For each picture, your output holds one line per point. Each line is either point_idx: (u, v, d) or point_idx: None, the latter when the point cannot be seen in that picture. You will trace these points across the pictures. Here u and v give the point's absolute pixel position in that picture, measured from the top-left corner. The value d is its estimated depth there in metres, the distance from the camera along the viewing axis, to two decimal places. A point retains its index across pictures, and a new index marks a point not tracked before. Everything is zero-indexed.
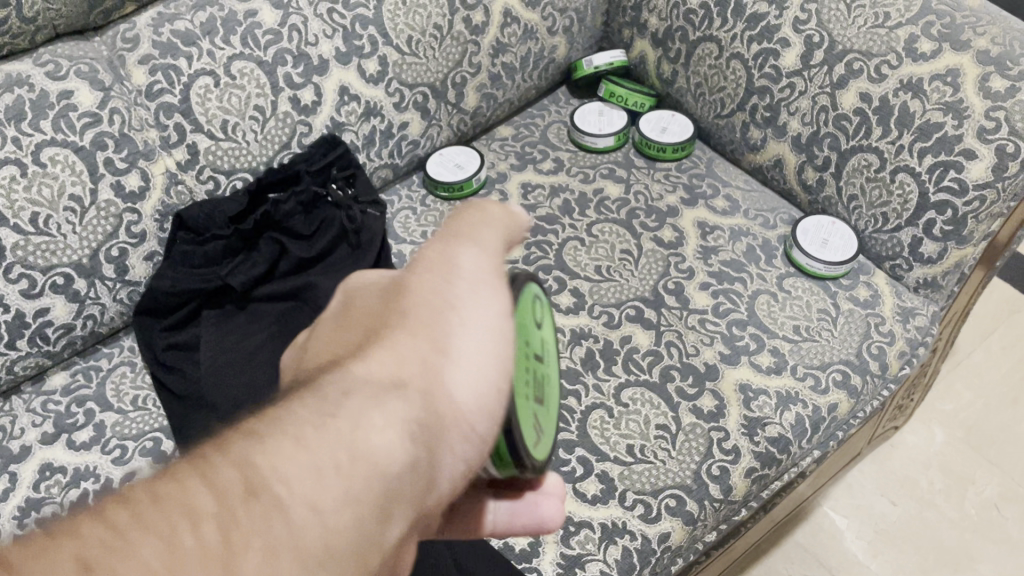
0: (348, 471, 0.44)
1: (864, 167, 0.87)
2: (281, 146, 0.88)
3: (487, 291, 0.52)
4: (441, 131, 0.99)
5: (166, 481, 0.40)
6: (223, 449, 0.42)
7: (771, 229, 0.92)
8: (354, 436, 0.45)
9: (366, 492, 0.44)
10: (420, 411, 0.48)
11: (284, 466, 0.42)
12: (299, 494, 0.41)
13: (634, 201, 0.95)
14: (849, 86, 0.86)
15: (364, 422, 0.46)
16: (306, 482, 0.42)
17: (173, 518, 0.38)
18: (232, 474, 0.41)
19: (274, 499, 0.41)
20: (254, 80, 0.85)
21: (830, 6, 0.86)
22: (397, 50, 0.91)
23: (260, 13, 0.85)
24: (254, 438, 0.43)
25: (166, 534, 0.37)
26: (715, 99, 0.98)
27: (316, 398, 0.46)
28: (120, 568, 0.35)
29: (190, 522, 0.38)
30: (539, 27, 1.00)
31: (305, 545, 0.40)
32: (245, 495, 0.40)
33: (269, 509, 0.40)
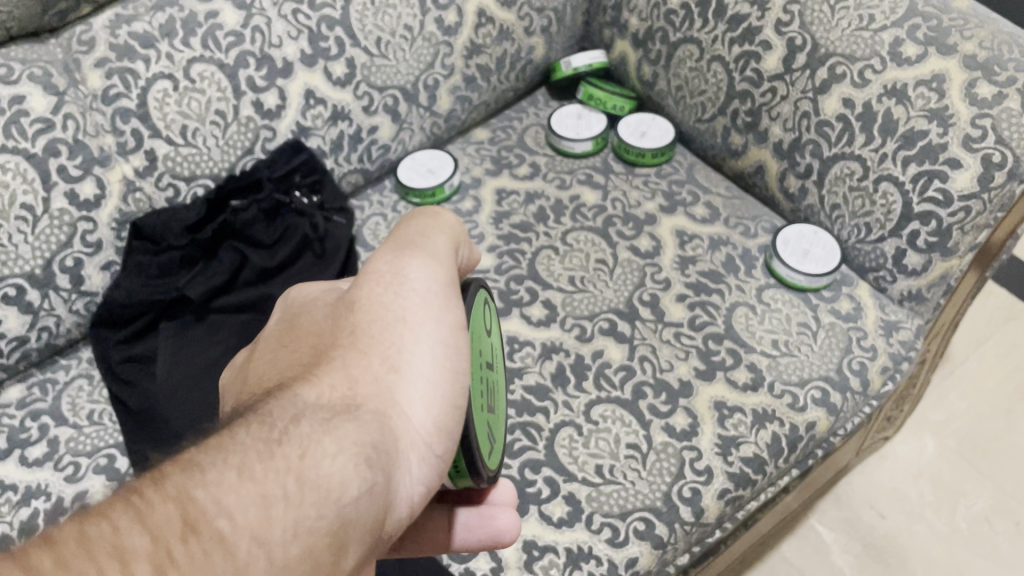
0: (298, 499, 0.41)
1: (847, 176, 0.83)
2: (243, 152, 0.85)
3: (437, 309, 0.54)
4: (413, 135, 0.96)
5: (94, 520, 0.36)
6: (158, 485, 0.39)
7: (752, 238, 0.89)
8: (304, 461, 0.43)
9: (320, 519, 0.42)
10: (373, 431, 0.48)
11: (228, 497, 0.39)
12: (246, 526, 0.39)
13: (611, 209, 0.92)
14: (832, 91, 0.83)
15: (314, 447, 0.44)
16: (253, 510, 0.40)
17: (104, 558, 0.34)
18: (170, 507, 0.38)
19: (218, 534, 0.38)
20: (214, 83, 0.82)
21: (813, 8, 0.83)
22: (365, 51, 0.88)
23: (221, 13, 0.82)
24: (195, 469, 0.40)
25: (95, 574, 0.34)
26: (696, 103, 0.95)
27: (262, 423, 0.44)
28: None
29: (123, 561, 0.35)
30: (515, 27, 0.97)
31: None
32: (187, 530, 0.37)
33: (214, 544, 0.37)
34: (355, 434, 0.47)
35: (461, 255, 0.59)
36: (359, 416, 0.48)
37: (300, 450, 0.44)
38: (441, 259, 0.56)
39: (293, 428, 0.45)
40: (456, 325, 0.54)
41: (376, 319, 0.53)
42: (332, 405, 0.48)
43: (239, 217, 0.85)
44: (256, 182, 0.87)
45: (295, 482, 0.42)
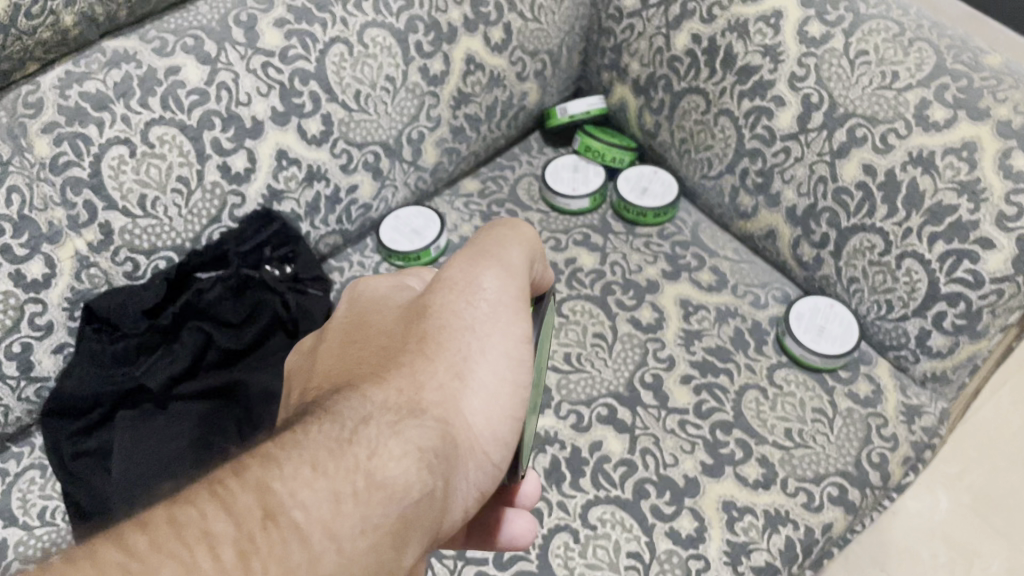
0: (368, 498, 0.43)
1: (866, 249, 0.77)
2: (210, 220, 0.78)
3: (508, 320, 0.53)
4: (396, 192, 0.89)
5: (182, 506, 0.39)
6: (241, 473, 0.41)
7: (762, 308, 0.83)
8: (373, 461, 0.45)
9: (387, 515, 0.44)
10: (439, 436, 0.49)
11: (303, 490, 0.41)
12: (317, 519, 0.41)
13: (609, 273, 0.85)
14: (851, 155, 0.76)
15: (384, 448, 0.46)
16: (324, 505, 0.42)
17: (191, 545, 0.37)
18: (250, 497, 0.40)
19: (293, 528, 0.40)
20: (176, 147, 0.75)
21: (831, 63, 0.76)
22: (343, 106, 0.81)
23: (183, 69, 0.74)
24: (274, 462, 0.42)
25: (185, 558, 0.36)
26: (700, 158, 0.88)
27: (337, 420, 0.46)
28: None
29: (208, 548, 0.37)
30: (506, 72, 0.90)
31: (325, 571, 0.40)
32: (266, 521, 0.39)
33: (288, 533, 0.40)
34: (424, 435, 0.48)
35: (537, 270, 0.58)
36: (425, 420, 0.49)
37: (371, 450, 0.45)
38: (516, 269, 0.55)
39: (363, 428, 0.46)
40: (525, 337, 0.53)
41: (446, 320, 0.53)
42: (400, 405, 0.49)
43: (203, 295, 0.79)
44: (222, 255, 0.80)
45: (366, 480, 0.44)
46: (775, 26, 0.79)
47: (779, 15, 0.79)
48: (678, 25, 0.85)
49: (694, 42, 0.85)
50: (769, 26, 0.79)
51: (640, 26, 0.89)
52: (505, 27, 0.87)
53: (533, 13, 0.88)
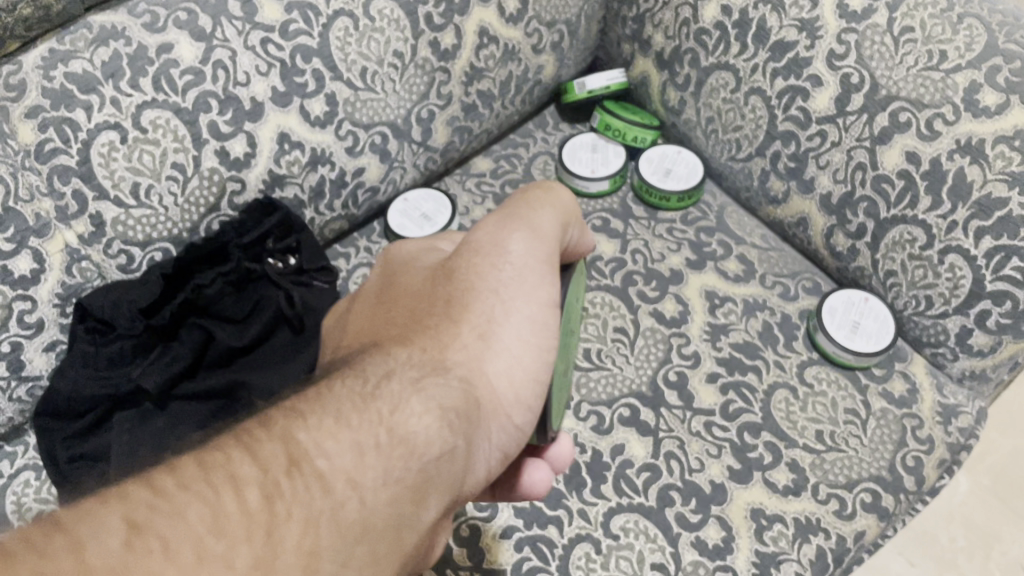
0: (389, 451, 0.45)
1: (906, 242, 0.72)
2: (208, 209, 0.73)
3: (531, 283, 0.54)
4: (405, 174, 0.84)
5: (211, 453, 0.41)
6: (268, 425, 0.43)
7: (792, 301, 0.78)
8: (396, 416, 0.46)
9: (408, 470, 0.45)
10: (459, 397, 0.50)
11: (327, 441, 0.43)
12: (339, 468, 0.42)
13: (631, 262, 0.81)
14: (893, 142, 0.71)
15: (405, 405, 0.47)
16: (348, 457, 0.43)
17: (218, 485, 0.39)
18: (277, 445, 0.42)
19: (316, 475, 0.41)
20: (170, 132, 0.69)
21: (874, 40, 0.71)
22: (349, 85, 0.76)
23: (176, 47, 0.69)
24: (299, 415, 0.44)
25: (211, 497, 0.38)
26: (728, 139, 0.83)
27: (362, 379, 0.48)
28: (168, 529, 0.36)
29: (233, 488, 0.39)
30: (521, 45, 0.84)
31: (345, 519, 0.41)
32: (290, 468, 0.41)
33: (312, 481, 0.41)
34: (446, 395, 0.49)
35: (571, 232, 0.58)
36: (446, 380, 0.50)
37: (394, 405, 0.47)
38: (548, 236, 0.56)
39: (386, 386, 0.48)
40: (547, 300, 0.54)
41: (469, 285, 0.55)
42: (423, 367, 0.50)
43: (203, 291, 0.75)
44: (221, 249, 0.75)
45: (388, 435, 0.45)
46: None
47: None
48: None
49: (724, 14, 0.79)
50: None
51: None
52: None
53: None
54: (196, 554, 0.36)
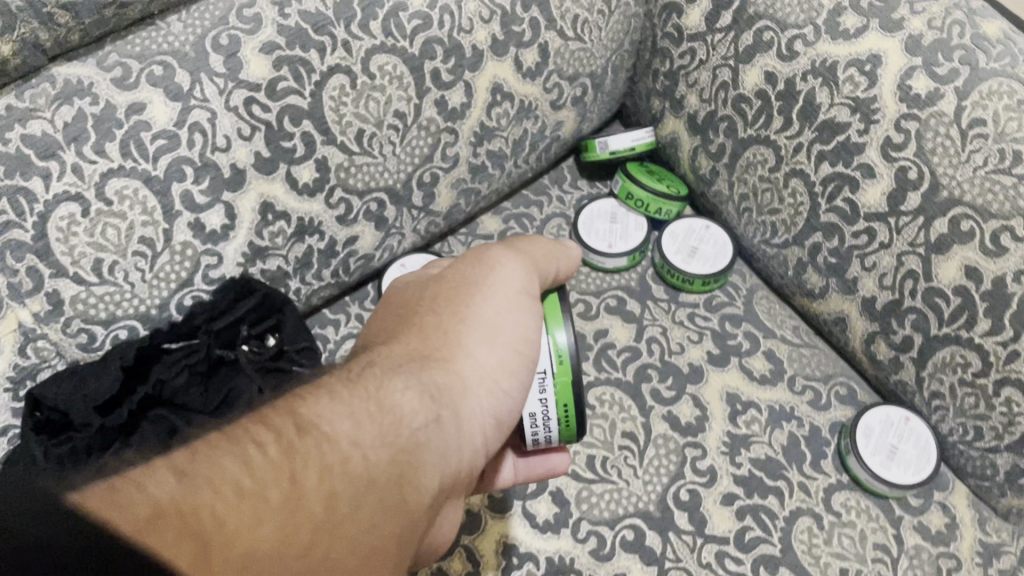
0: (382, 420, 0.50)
1: (956, 364, 0.64)
2: (179, 284, 0.66)
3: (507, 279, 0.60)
4: (403, 241, 0.76)
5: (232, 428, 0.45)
6: (276, 406, 0.48)
7: (822, 411, 0.71)
8: (383, 392, 0.52)
9: (400, 431, 0.50)
10: (441, 376, 0.55)
11: (327, 412, 0.48)
12: (341, 433, 0.47)
13: (646, 354, 0.73)
14: (951, 253, 0.63)
15: (392, 384, 0.53)
16: (348, 424, 0.48)
17: (244, 445, 0.44)
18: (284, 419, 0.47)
19: (323, 435, 0.46)
20: (139, 203, 0.62)
21: (937, 131, 0.62)
22: (343, 149, 0.68)
23: (148, 106, 0.62)
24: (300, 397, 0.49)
25: (240, 450, 0.43)
26: (763, 221, 0.74)
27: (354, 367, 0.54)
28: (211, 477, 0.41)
29: (257, 442, 0.44)
30: (539, 101, 0.76)
31: (353, 468, 0.47)
32: (300, 429, 0.46)
33: (322, 439, 0.46)
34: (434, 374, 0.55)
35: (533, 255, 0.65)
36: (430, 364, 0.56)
37: (384, 384, 0.53)
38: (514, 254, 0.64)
39: (371, 371, 0.53)
40: (523, 291, 0.60)
41: (452, 289, 0.61)
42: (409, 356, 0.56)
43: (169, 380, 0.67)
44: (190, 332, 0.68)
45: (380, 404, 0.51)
46: (870, 76, 0.65)
47: (876, 61, 0.65)
48: (749, 59, 0.71)
49: (767, 82, 0.71)
50: (863, 74, 0.65)
51: (703, 55, 0.75)
52: (540, 48, 0.74)
53: (574, 30, 0.74)
54: (240, 489, 0.41)
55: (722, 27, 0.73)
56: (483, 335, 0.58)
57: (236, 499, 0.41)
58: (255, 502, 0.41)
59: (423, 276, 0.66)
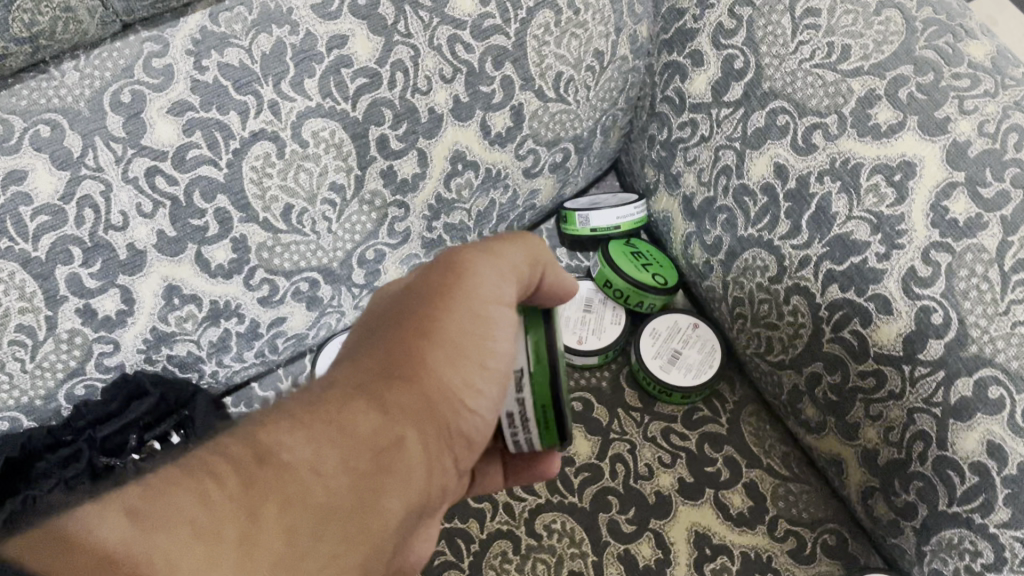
0: (335, 448, 0.40)
1: (964, 549, 0.54)
2: (67, 374, 0.57)
3: (487, 275, 0.44)
4: (343, 317, 0.68)
5: (187, 464, 0.38)
6: (225, 440, 0.40)
7: (804, 563, 0.61)
8: (338, 417, 0.41)
9: (358, 457, 0.40)
10: (408, 397, 0.42)
11: (278, 441, 0.39)
12: (292, 467, 0.38)
13: (607, 475, 0.64)
14: (974, 421, 0.51)
15: (345, 408, 0.41)
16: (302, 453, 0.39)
17: (182, 493, 0.36)
18: (233, 458, 0.38)
19: (280, 468, 0.38)
20: (15, 288, 0.53)
21: (973, 270, 0.51)
22: (267, 227, 0.58)
23: (30, 175, 0.51)
24: (249, 431, 0.40)
25: (195, 489, 0.37)
26: (757, 333, 0.64)
27: (316, 386, 0.43)
28: (155, 531, 0.34)
29: (213, 479, 0.37)
30: (510, 168, 0.66)
31: (311, 502, 0.38)
32: (256, 459, 0.38)
33: (271, 480, 0.38)
34: (402, 393, 0.42)
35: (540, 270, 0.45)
36: (394, 381, 0.43)
37: (341, 406, 0.41)
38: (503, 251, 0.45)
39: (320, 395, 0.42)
40: (495, 297, 0.43)
41: (414, 293, 0.44)
42: (371, 370, 0.43)
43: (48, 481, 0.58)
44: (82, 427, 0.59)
45: (338, 432, 0.40)
46: (899, 188, 0.53)
47: (908, 170, 0.53)
48: (758, 145, 0.60)
49: (777, 176, 0.59)
50: (890, 185, 0.53)
51: (706, 130, 0.64)
52: (514, 111, 0.63)
53: (557, 90, 0.63)
54: (192, 531, 0.35)
55: (730, 100, 0.61)
56: (452, 349, 0.43)
57: (184, 542, 0.34)
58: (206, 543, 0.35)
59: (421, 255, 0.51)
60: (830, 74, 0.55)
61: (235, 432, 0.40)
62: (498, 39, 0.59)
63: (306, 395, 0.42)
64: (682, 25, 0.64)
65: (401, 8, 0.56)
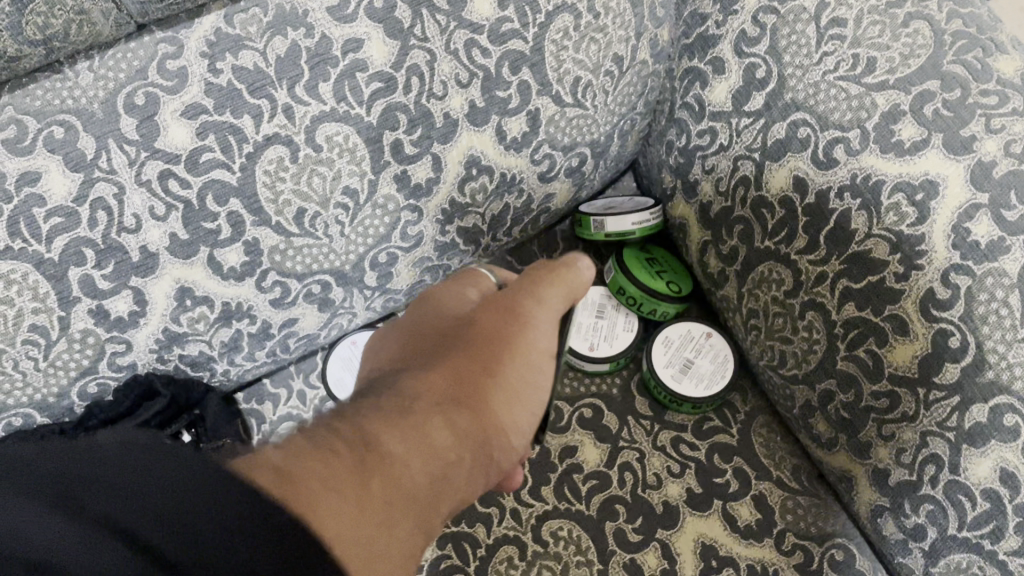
0: (426, 449, 0.45)
1: (972, 573, 0.53)
2: (80, 372, 0.58)
3: (544, 325, 0.54)
4: (355, 317, 0.69)
5: (304, 446, 0.40)
6: (335, 424, 0.43)
7: None
8: (427, 424, 0.46)
9: (437, 458, 0.45)
10: (471, 421, 0.49)
11: (382, 438, 0.43)
12: (396, 455, 0.43)
13: (615, 483, 0.65)
14: (987, 448, 0.51)
15: (430, 418, 0.47)
16: (400, 447, 0.43)
17: (317, 462, 0.39)
18: (348, 439, 0.42)
19: (385, 456, 0.42)
20: (28, 289, 0.53)
21: (993, 294, 0.49)
22: (280, 231, 0.58)
23: (44, 177, 0.51)
24: (355, 420, 0.44)
25: (326, 457, 0.40)
26: (771, 346, 0.64)
27: (398, 394, 0.48)
28: (308, 486, 0.37)
29: (333, 452, 0.40)
30: (525, 173, 0.65)
31: (407, 488, 0.42)
32: (363, 445, 0.42)
33: (382, 463, 0.41)
34: (465, 415, 0.49)
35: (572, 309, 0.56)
36: (464, 406, 0.50)
37: (427, 412, 0.47)
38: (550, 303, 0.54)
39: (409, 403, 0.48)
40: (547, 349, 0.54)
41: (485, 328, 0.54)
42: (446, 394, 0.50)
43: None
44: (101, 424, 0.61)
45: (425, 438, 0.45)
46: (921, 208, 0.52)
47: (931, 190, 0.51)
48: (778, 156, 0.59)
49: (796, 189, 0.58)
50: (911, 204, 0.52)
51: (725, 139, 0.63)
52: (530, 116, 0.62)
53: (575, 95, 0.62)
54: (336, 493, 0.38)
55: (751, 111, 0.60)
56: (510, 388, 0.52)
57: (335, 497, 0.37)
58: (342, 504, 0.37)
59: (457, 293, 0.59)
60: (854, 87, 0.54)
61: (339, 418, 0.44)
62: (515, 44, 0.58)
63: (393, 397, 0.48)
64: (704, 30, 0.62)
65: (418, 10, 0.55)
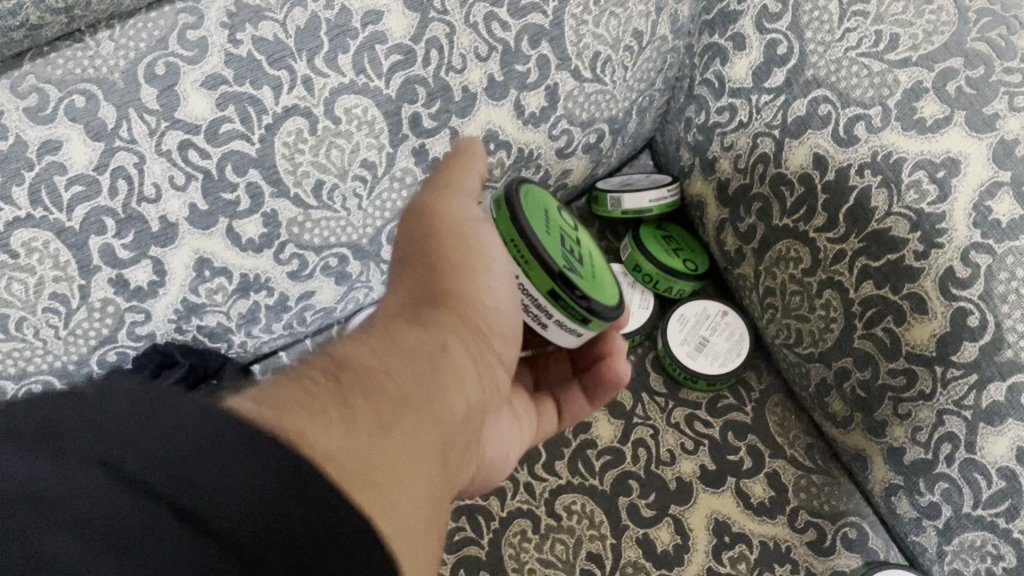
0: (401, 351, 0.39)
1: (986, 551, 0.53)
2: (98, 342, 0.58)
3: (461, 203, 0.48)
4: (371, 292, 0.69)
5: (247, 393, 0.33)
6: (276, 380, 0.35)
7: (823, 555, 0.62)
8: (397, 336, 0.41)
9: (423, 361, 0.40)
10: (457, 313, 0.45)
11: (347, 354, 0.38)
12: (363, 363, 0.37)
13: (629, 459, 0.65)
14: (1004, 426, 0.51)
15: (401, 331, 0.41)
16: (372, 356, 0.38)
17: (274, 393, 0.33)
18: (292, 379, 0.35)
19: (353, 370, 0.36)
20: (49, 257, 0.53)
21: (1014, 273, 0.49)
22: (299, 204, 0.58)
23: (65, 146, 0.51)
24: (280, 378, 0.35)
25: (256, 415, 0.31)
26: (787, 324, 0.63)
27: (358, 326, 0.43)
28: (278, 413, 0.31)
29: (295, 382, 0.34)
30: (543, 148, 0.65)
31: (393, 391, 0.36)
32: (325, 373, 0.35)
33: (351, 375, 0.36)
34: (445, 312, 0.45)
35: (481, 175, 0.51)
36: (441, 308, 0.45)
37: (390, 328, 0.41)
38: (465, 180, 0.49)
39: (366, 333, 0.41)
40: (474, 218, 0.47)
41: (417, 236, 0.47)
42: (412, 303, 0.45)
43: None
44: None
45: (401, 343, 0.40)
46: (942, 186, 0.51)
47: (953, 168, 0.51)
48: (798, 133, 0.58)
49: (816, 166, 0.58)
50: (932, 182, 0.52)
51: (745, 116, 0.62)
52: (549, 91, 0.62)
53: (594, 70, 0.62)
54: (306, 413, 0.31)
55: (772, 87, 0.60)
56: (462, 268, 0.46)
57: (303, 419, 0.31)
58: (320, 425, 0.31)
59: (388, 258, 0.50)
60: (876, 64, 0.54)
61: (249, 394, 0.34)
62: (536, 18, 0.58)
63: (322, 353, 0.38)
64: (726, 6, 0.62)
65: None
